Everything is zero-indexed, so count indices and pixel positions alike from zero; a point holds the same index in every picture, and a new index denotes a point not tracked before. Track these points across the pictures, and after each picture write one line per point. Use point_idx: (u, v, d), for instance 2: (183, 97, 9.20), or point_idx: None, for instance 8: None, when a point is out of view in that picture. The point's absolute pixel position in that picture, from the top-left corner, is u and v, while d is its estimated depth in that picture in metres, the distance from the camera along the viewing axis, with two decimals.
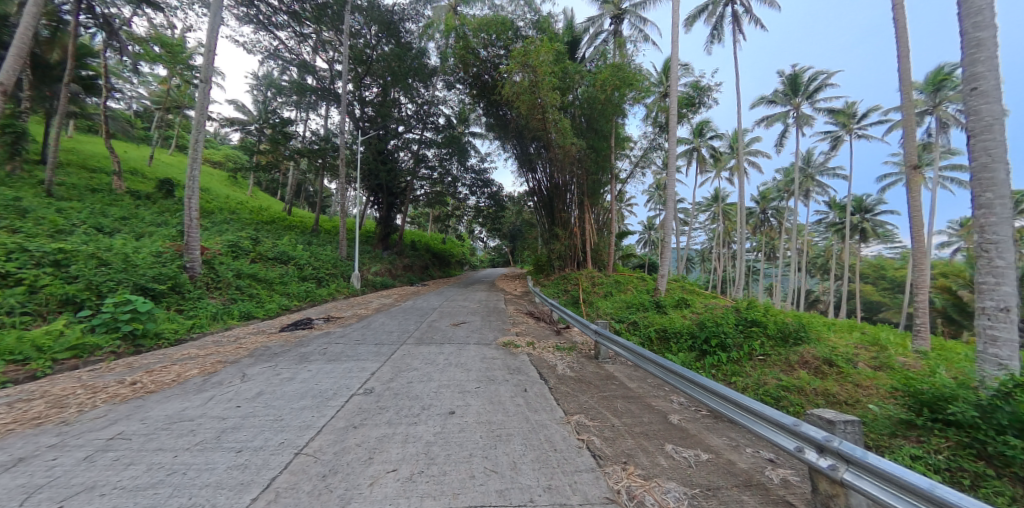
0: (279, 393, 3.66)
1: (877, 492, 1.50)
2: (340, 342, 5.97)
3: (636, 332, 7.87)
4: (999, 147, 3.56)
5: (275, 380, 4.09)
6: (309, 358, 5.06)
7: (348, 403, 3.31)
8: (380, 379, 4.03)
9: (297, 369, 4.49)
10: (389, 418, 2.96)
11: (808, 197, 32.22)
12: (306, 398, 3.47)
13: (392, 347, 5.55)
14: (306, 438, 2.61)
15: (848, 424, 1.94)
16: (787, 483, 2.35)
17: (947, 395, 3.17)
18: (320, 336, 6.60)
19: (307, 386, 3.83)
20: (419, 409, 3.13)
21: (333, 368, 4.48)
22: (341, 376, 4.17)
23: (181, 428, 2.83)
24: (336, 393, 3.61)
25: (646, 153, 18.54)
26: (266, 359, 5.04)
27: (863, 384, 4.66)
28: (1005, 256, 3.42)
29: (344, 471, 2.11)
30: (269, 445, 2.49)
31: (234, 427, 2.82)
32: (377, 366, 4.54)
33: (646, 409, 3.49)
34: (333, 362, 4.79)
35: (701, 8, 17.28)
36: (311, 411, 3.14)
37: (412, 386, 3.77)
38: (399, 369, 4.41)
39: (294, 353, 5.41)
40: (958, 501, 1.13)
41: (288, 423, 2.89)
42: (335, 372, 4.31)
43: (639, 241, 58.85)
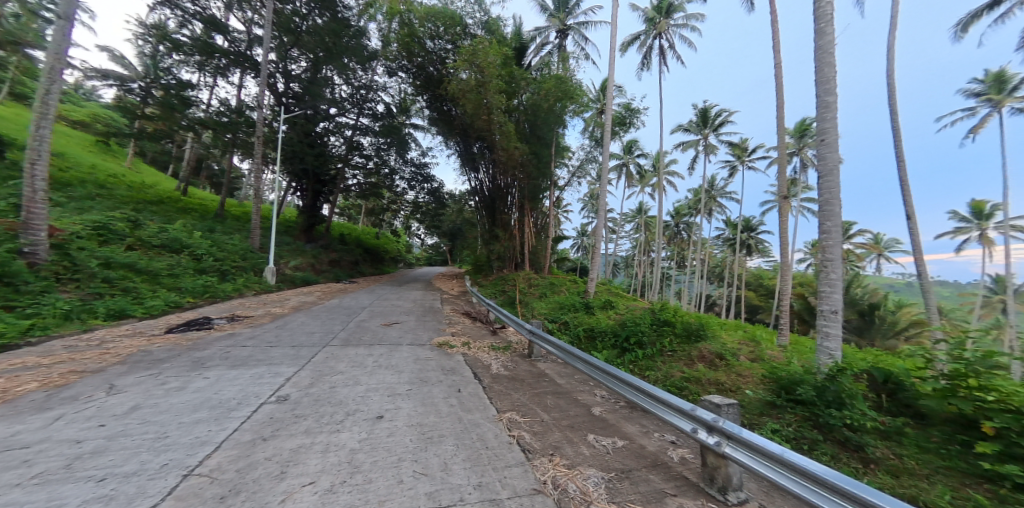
0: (162, 407, 3.16)
1: (753, 464, 1.96)
2: (248, 345, 5.34)
3: (567, 331, 8.41)
4: (835, 188, 4.65)
5: (156, 392, 3.51)
6: (207, 364, 4.44)
7: (256, 414, 3.02)
8: (297, 384, 3.71)
9: (189, 378, 3.90)
10: (307, 426, 2.77)
11: (712, 215, 37.49)
12: (202, 410, 3.08)
13: (313, 349, 5.15)
14: (199, 456, 2.33)
15: (729, 407, 2.38)
16: (685, 460, 2.79)
17: (798, 379, 4.05)
18: (221, 338, 5.81)
19: (202, 396, 3.36)
20: (342, 416, 2.94)
21: (238, 375, 4.01)
22: (248, 383, 3.75)
23: (8, 460, 2.25)
24: (241, 403, 3.25)
25: (582, 164, 19.84)
26: (145, 367, 4.28)
27: (743, 373, 5.70)
28: (836, 271, 4.47)
29: (249, 490, 1.95)
30: (147, 468, 2.18)
31: (96, 451, 2.37)
32: (294, 371, 4.17)
33: (573, 403, 3.81)
34: (238, 368, 4.28)
35: (635, 36, 19.05)
36: (206, 425, 2.79)
37: (335, 391, 3.54)
38: (321, 373, 4.12)
39: (184, 359, 4.67)
40: (805, 464, 1.70)
41: (174, 442, 2.53)
42: (240, 379, 3.86)
43: (573, 245, 62.39)
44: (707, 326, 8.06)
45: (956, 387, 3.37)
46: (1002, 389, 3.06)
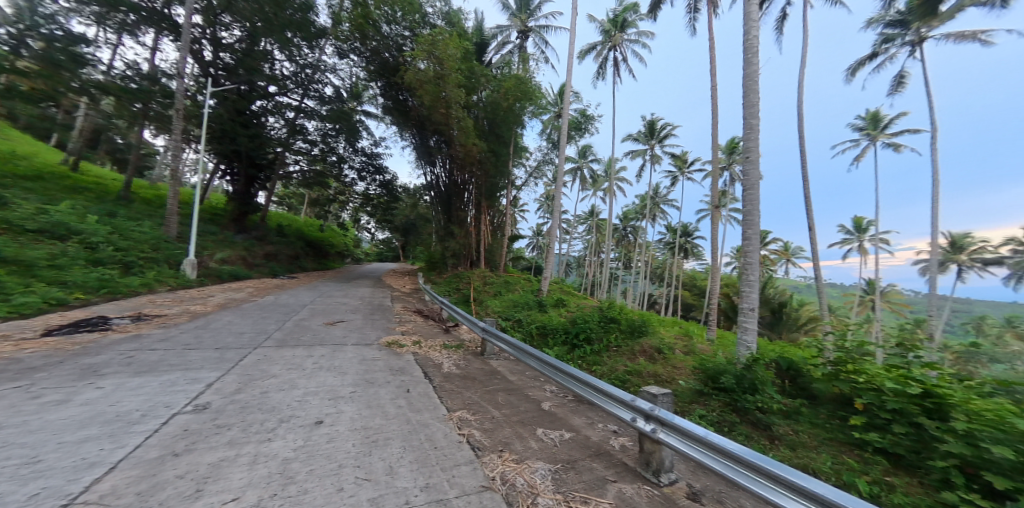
0: (35, 424, 2.54)
1: (682, 447, 2.17)
2: (158, 349, 4.65)
3: (520, 329, 8.57)
4: (755, 200, 5.30)
5: (27, 407, 2.87)
6: (102, 372, 3.77)
7: (167, 426, 2.54)
8: (220, 391, 3.30)
9: (76, 389, 3.28)
10: (231, 437, 2.39)
11: (655, 220, 40.35)
12: (91, 426, 2.53)
13: (242, 352, 4.64)
14: (86, 481, 1.84)
15: (664, 396, 2.60)
16: (624, 447, 3.00)
17: (721, 369, 4.58)
18: (123, 342, 4.99)
19: (94, 408, 2.83)
20: (275, 423, 2.65)
21: (143, 383, 3.46)
22: (156, 392, 3.25)
23: None
24: (147, 415, 2.75)
25: (539, 165, 20.24)
26: (12, 378, 3.51)
27: (678, 365, 6.25)
28: (754, 273, 5.12)
29: None
30: (8, 502, 1.64)
31: None
32: (216, 376, 3.71)
33: (523, 399, 3.89)
34: (143, 376, 3.70)
35: (591, 46, 19.88)
36: (97, 443, 2.26)
37: (267, 397, 3.21)
38: (251, 378, 3.73)
39: (70, 366, 3.92)
40: (724, 444, 1.92)
41: (50, 466, 1.97)
42: (146, 388, 3.32)
43: (528, 245, 63.44)
44: (648, 323, 8.68)
45: (839, 371, 4.06)
46: (870, 371, 3.85)
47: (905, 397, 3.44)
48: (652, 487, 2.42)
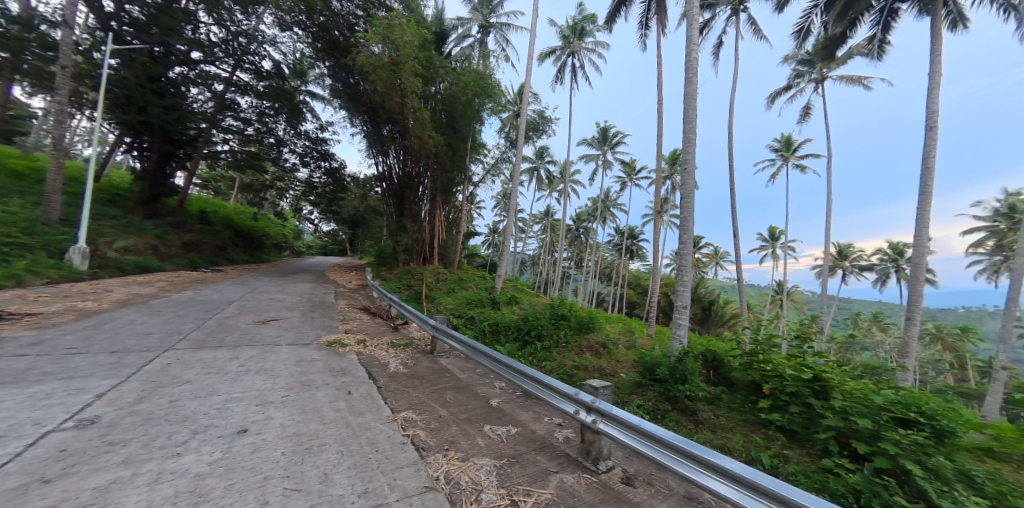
0: None
1: (620, 435, 2.33)
2: (30, 355, 3.86)
3: (472, 326, 8.53)
4: (691, 208, 5.79)
5: None
6: None
7: (37, 447, 2.12)
8: (115, 402, 2.84)
9: None
10: (126, 456, 2.06)
11: (606, 222, 42.43)
12: None
13: (147, 356, 4.03)
14: None
15: (605, 388, 2.75)
16: (567, 439, 3.14)
17: (657, 361, 5.00)
18: None
19: None
20: (185, 436, 2.34)
21: (6, 397, 2.86)
22: (23, 406, 2.69)
23: None
24: (7, 434, 2.26)
25: (497, 163, 20.22)
26: None
27: (621, 359, 6.67)
28: (686, 274, 5.68)
29: None
30: None
31: None
32: (110, 385, 3.18)
33: (472, 397, 3.88)
34: (8, 387, 3.05)
35: (551, 50, 20.33)
36: None
37: (178, 406, 2.83)
38: (157, 385, 3.25)
39: None
40: (655, 431, 2.10)
41: None
42: (10, 403, 2.74)
43: (484, 242, 63.30)
44: (596, 320, 9.12)
45: (753, 362, 4.63)
46: (776, 360, 4.45)
47: (800, 382, 4.09)
48: (590, 475, 2.55)
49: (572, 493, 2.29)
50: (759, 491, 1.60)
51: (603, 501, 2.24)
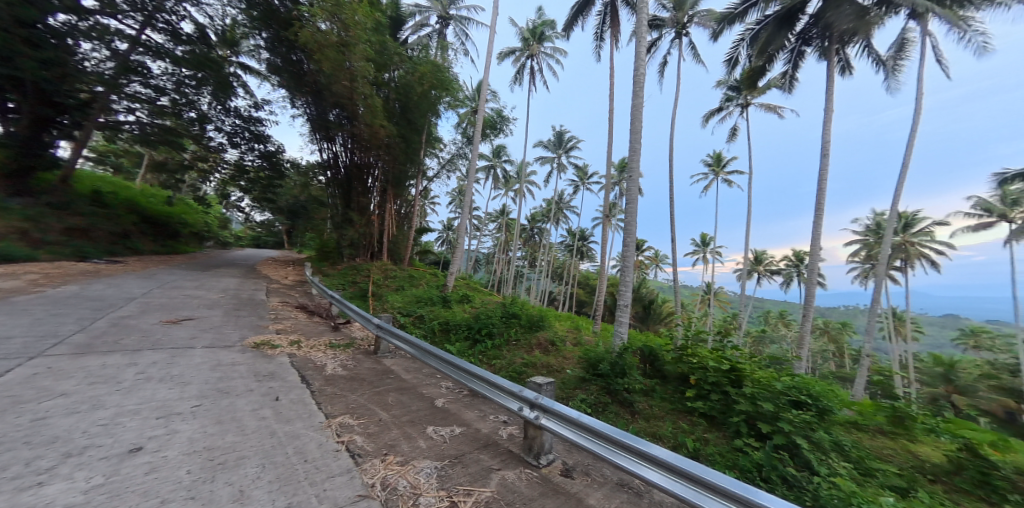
0: None
1: (561, 430, 2.41)
2: None
3: (421, 325, 8.29)
4: (636, 214, 6.17)
5: None
6: None
7: None
8: None
9: None
10: None
11: (559, 224, 43.75)
12: None
13: (5, 365, 3.30)
14: None
15: (548, 385, 2.82)
16: (511, 436, 3.18)
17: (600, 357, 5.29)
18: None
19: None
20: (52, 461, 1.95)
21: None
22: None
23: None
24: None
25: (453, 158, 19.85)
26: None
27: (567, 355, 6.94)
28: (628, 274, 6.07)
29: None
30: None
31: None
32: None
33: (416, 398, 3.77)
34: None
35: (510, 51, 20.46)
36: None
37: (47, 425, 2.35)
38: (18, 401, 2.68)
39: None
40: (594, 424, 2.21)
41: None
42: None
43: (438, 239, 61.96)
44: (546, 318, 9.34)
45: (683, 355, 5.06)
46: (701, 353, 4.90)
47: (720, 372, 4.57)
48: (532, 470, 2.61)
49: (513, 488, 2.32)
50: (680, 473, 1.77)
51: (543, 494, 2.30)
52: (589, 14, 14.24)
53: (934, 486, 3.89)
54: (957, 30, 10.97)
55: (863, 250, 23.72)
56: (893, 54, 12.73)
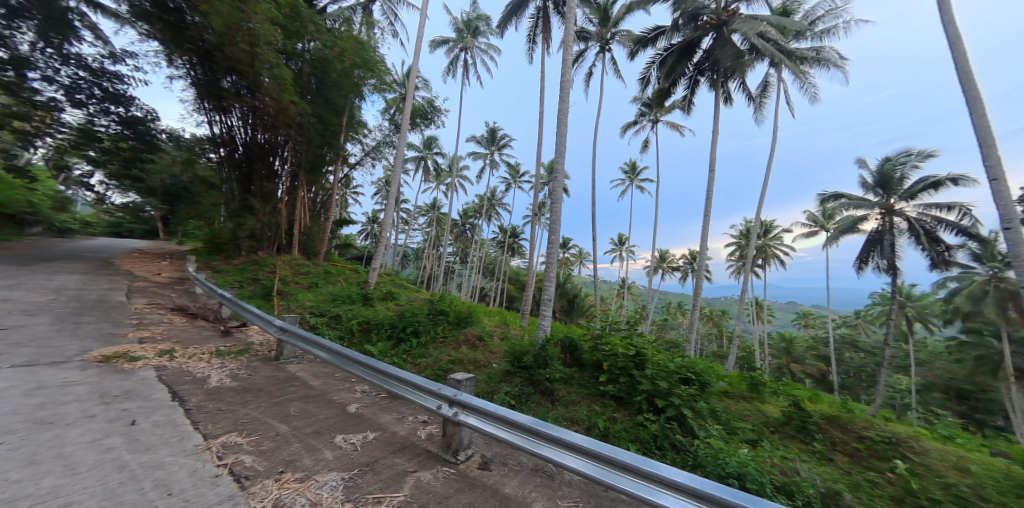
0: None
1: (480, 424, 2.42)
2: None
3: (337, 325, 7.59)
4: (559, 215, 6.52)
5: None
6: None
7: None
8: None
9: None
10: None
11: (490, 220, 44.10)
12: None
13: None
14: None
15: (467, 381, 2.80)
16: (430, 435, 3.11)
17: (524, 350, 5.47)
18: None
19: None
20: None
21: None
22: None
23: None
24: None
25: (379, 145, 18.52)
26: None
27: (495, 350, 7.02)
28: (551, 270, 6.36)
29: None
30: None
31: None
32: None
33: (325, 405, 3.45)
34: None
35: (443, 40, 19.84)
36: None
37: None
38: None
39: None
40: (511, 415, 2.28)
41: None
42: None
43: (361, 232, 57.51)
44: (475, 314, 9.28)
45: (597, 344, 5.47)
46: (612, 341, 5.33)
47: (627, 357, 5.04)
48: (449, 467, 2.59)
49: (427, 489, 2.27)
50: (592, 455, 1.90)
51: (458, 490, 2.29)
52: (521, 15, 14.49)
53: (773, 436, 4.98)
54: (800, 81, 13.88)
55: (739, 250, 28.73)
56: (759, 93, 15.54)
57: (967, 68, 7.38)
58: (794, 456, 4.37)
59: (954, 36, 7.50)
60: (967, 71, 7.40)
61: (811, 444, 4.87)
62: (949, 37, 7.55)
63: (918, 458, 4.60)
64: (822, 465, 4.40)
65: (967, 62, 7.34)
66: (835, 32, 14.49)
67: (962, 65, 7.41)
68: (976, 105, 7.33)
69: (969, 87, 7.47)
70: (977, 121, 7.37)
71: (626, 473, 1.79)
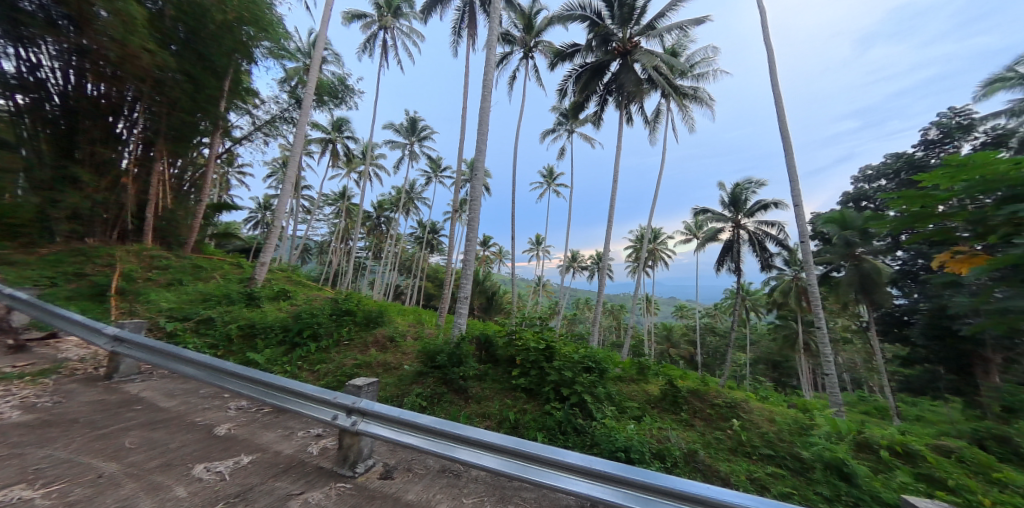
0: None
1: (382, 431, 2.23)
2: None
3: (208, 331, 6.27)
4: (478, 212, 6.49)
5: None
6: None
7: None
8: None
9: None
10: None
11: (408, 214, 42.00)
12: None
13: None
14: None
15: (370, 386, 2.57)
16: (324, 450, 2.77)
17: (438, 349, 5.32)
18: None
19: None
20: None
21: None
22: None
23: None
24: None
25: (274, 120, 15.97)
26: None
27: (407, 350, 6.67)
28: (469, 268, 6.28)
29: None
30: None
31: None
32: None
33: (181, 430, 2.80)
34: None
35: (359, 14, 18.08)
36: None
37: None
38: None
39: None
40: (417, 418, 2.15)
41: None
42: None
43: (249, 219, 49.03)
44: (386, 313, 8.61)
45: (512, 339, 5.59)
46: (525, 336, 5.50)
47: (538, 351, 5.25)
48: (345, 482, 2.33)
49: None
50: (504, 451, 1.89)
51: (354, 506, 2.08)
52: (447, 5, 14.06)
53: (653, 410, 5.81)
54: (682, 112, 16.41)
55: (635, 252, 32.88)
56: (652, 118, 17.89)
57: (784, 120, 9.71)
58: (668, 427, 5.17)
59: (778, 94, 9.79)
60: (785, 122, 9.74)
61: (678, 414, 5.83)
62: (774, 94, 9.82)
63: (747, 415, 5.87)
64: (688, 432, 5.30)
65: (785, 116, 9.64)
66: (708, 76, 17.53)
67: (784, 118, 9.71)
68: (789, 149, 9.71)
69: (785, 135, 9.84)
70: (789, 162, 9.77)
71: (537, 463, 1.83)
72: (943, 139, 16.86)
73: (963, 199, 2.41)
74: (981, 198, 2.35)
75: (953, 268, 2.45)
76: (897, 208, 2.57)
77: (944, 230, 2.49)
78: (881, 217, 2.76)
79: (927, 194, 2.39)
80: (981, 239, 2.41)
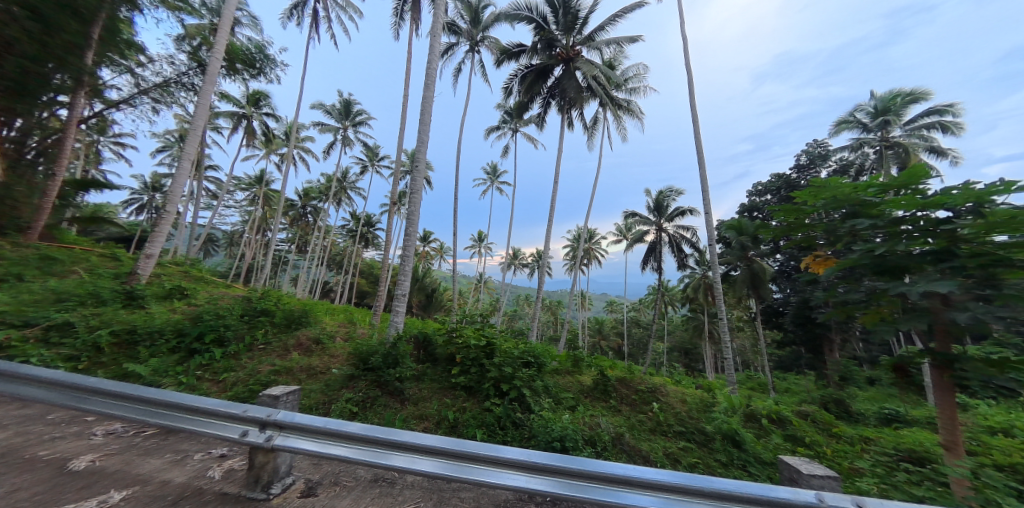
0: None
1: (303, 444, 1.94)
2: None
3: (68, 339, 5.00)
4: (418, 206, 6.15)
5: None
6: None
7: None
8: None
9: None
10: None
11: (339, 204, 38.66)
12: None
13: None
14: None
15: (287, 395, 2.25)
16: (228, 472, 2.35)
17: (372, 349, 4.94)
18: None
19: None
20: None
21: None
22: None
23: None
24: None
25: (167, 83, 13.36)
26: None
27: (335, 353, 6.09)
28: (407, 264, 5.94)
29: None
30: None
31: None
32: None
33: (16, 470, 2.14)
34: None
35: None
36: None
37: None
38: None
39: None
40: (346, 426, 1.90)
41: None
42: None
43: (132, 202, 40.66)
44: (311, 313, 7.74)
45: (452, 337, 5.42)
46: (466, 333, 5.36)
47: (478, 348, 5.17)
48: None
49: None
50: (446, 454, 1.75)
51: None
52: None
53: (586, 399, 6.10)
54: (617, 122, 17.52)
55: (572, 250, 34.45)
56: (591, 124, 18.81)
57: (699, 137, 10.93)
58: (600, 414, 5.46)
59: (695, 115, 10.97)
60: (700, 140, 10.97)
61: (608, 401, 6.21)
62: (692, 115, 10.99)
63: (665, 398, 6.47)
64: (618, 417, 5.68)
65: (700, 135, 10.85)
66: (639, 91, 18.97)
67: (699, 136, 10.93)
68: (702, 163, 10.95)
69: (700, 151, 11.07)
70: (703, 175, 11.04)
71: (477, 463, 1.73)
72: (810, 164, 20.58)
73: (825, 213, 2.94)
74: (834, 212, 2.89)
75: (813, 268, 2.99)
76: (779, 218, 3.08)
77: (810, 237, 3.04)
78: (767, 225, 3.14)
79: (799, 208, 2.92)
80: (833, 244, 2.97)
